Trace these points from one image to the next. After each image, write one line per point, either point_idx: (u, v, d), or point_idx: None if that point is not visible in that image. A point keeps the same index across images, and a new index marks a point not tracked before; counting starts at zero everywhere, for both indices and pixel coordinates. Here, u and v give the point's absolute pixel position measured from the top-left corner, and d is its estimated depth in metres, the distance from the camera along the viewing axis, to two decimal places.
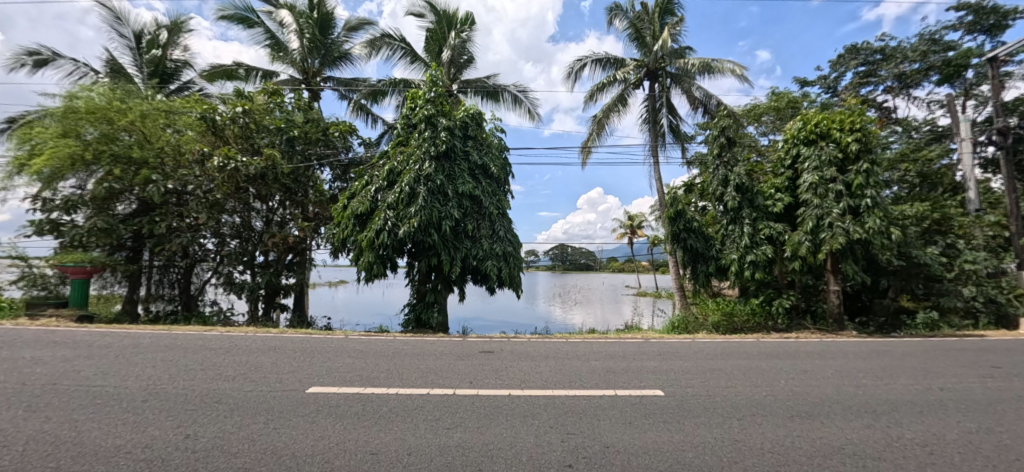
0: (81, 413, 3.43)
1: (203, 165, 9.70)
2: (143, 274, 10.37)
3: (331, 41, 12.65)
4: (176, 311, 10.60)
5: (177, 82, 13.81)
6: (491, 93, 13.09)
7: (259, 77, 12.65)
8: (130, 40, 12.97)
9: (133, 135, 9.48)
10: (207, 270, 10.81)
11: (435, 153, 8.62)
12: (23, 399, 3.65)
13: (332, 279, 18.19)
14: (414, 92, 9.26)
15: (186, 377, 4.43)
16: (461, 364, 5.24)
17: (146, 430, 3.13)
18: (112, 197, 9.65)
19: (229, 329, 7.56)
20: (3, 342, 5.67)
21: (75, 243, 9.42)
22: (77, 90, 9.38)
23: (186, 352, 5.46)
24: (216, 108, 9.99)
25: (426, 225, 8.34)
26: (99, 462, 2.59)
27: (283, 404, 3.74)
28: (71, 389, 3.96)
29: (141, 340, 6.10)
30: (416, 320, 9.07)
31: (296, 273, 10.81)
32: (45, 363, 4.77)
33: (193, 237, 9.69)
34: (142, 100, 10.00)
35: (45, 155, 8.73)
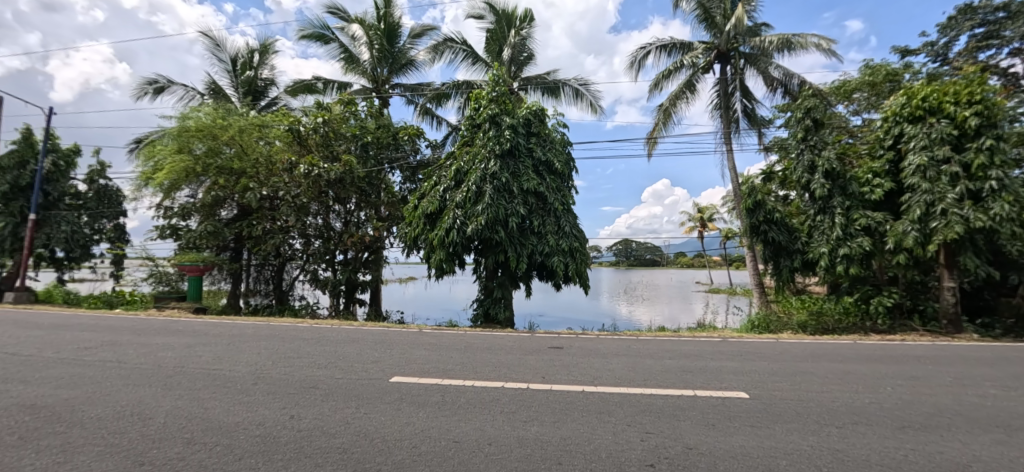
0: (205, 392, 3.94)
1: (291, 172, 10.63)
2: (243, 271, 11.63)
3: (397, 49, 13.28)
4: (272, 304, 11.74)
5: (266, 99, 15.24)
6: (552, 88, 13.08)
7: (335, 89, 13.54)
8: (228, 64, 14.55)
9: (233, 148, 10.68)
10: (296, 268, 11.87)
11: (500, 152, 8.76)
12: (160, 379, 4.28)
13: (404, 277, 19.07)
14: (478, 93, 9.47)
15: (286, 364, 4.93)
16: (530, 359, 5.30)
17: (257, 410, 3.53)
18: (217, 203, 10.89)
19: (318, 321, 8.32)
20: (142, 329, 6.66)
21: (190, 245, 10.79)
22: (188, 111, 10.72)
23: (284, 341, 6.06)
24: (300, 120, 10.94)
25: (493, 222, 8.49)
26: (224, 436, 2.97)
27: (371, 391, 4.03)
28: (196, 371, 4.56)
29: (246, 330, 6.90)
30: (485, 316, 9.27)
31: (371, 270, 11.57)
32: (174, 347, 5.54)
33: (284, 237, 10.69)
34: (239, 116, 11.17)
35: (166, 170, 10.10)
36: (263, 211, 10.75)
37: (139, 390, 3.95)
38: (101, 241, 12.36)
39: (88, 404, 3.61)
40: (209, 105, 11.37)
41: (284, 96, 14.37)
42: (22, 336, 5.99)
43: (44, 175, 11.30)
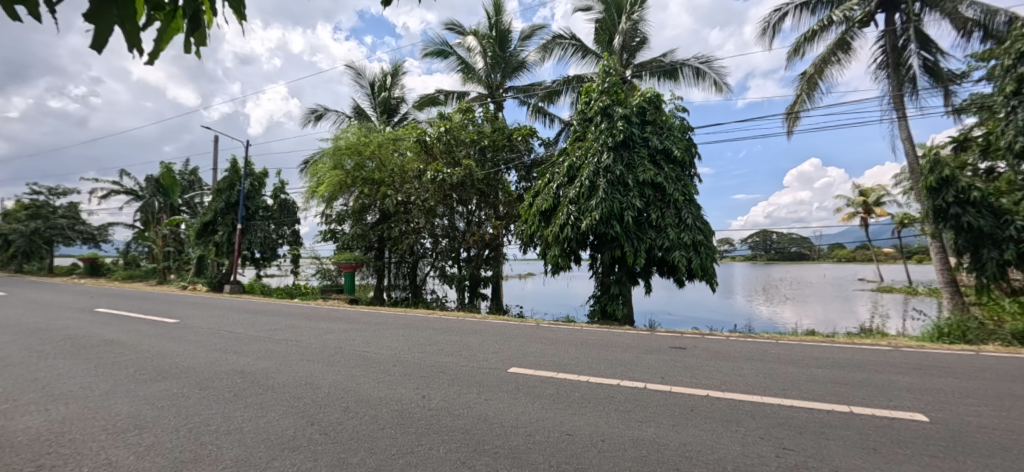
0: (359, 370, 4.70)
1: (420, 179, 11.88)
2: (386, 268, 13.39)
3: (508, 54, 13.85)
4: (409, 297, 13.25)
5: (398, 115, 17.24)
6: (669, 71, 12.27)
7: (455, 99, 14.67)
8: (369, 88, 16.83)
9: (374, 162, 12.37)
10: (427, 266, 13.18)
11: (613, 144, 8.54)
12: (327, 356, 5.23)
13: (523, 273, 19.72)
14: (588, 86, 9.36)
15: (420, 350, 5.57)
16: (649, 358, 5.06)
17: (398, 389, 4.09)
18: (364, 210, 12.70)
19: (446, 313, 9.18)
20: (314, 316, 8.17)
21: (346, 246, 12.84)
22: (339, 133, 12.73)
23: (418, 330, 6.84)
24: (427, 131, 12.15)
25: (607, 217, 8.32)
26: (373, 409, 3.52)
27: (492, 379, 4.34)
28: (352, 351, 5.46)
29: (388, 318, 7.96)
30: (602, 312, 9.13)
31: (492, 267, 12.37)
32: (336, 331, 6.68)
33: (416, 237, 11.98)
34: (378, 133, 12.91)
35: (326, 183, 12.25)
36: (399, 215, 12.18)
37: (314, 365, 4.89)
38: (284, 243, 15.40)
39: (280, 373, 4.62)
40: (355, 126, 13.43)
41: (413, 111, 16.07)
42: (237, 318, 7.84)
43: (246, 193, 14.54)
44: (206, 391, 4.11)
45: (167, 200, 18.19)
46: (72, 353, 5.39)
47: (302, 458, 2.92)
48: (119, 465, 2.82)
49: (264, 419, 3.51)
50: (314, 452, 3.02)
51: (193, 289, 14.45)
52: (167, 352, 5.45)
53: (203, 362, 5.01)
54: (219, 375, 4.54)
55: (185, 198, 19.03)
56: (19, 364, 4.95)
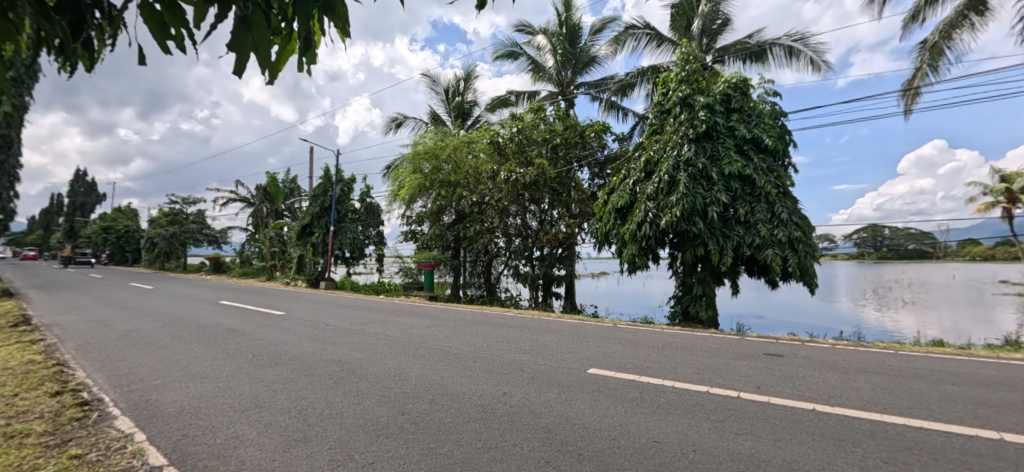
0: (442, 364, 4.92)
1: (494, 180, 12.14)
2: (462, 266, 13.92)
3: (579, 50, 13.65)
4: (484, 295, 13.62)
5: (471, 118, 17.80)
6: (756, 52, 11.27)
7: (525, 99, 14.79)
8: (443, 94, 17.57)
9: (450, 164, 12.89)
10: (501, 265, 13.42)
11: (694, 136, 8.04)
12: (413, 350, 5.55)
13: (596, 272, 19.30)
14: (666, 76, 8.91)
15: (498, 347, 5.70)
16: (740, 365, 4.68)
17: (479, 385, 4.21)
18: (441, 211, 13.31)
19: (521, 311, 9.30)
20: (399, 311, 8.72)
21: (426, 246, 13.56)
22: (418, 139, 13.46)
23: (495, 328, 7.00)
24: (499, 132, 12.38)
25: (689, 214, 7.85)
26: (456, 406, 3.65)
27: (570, 379, 4.30)
28: (435, 346, 5.74)
29: (466, 315, 8.25)
30: (683, 314, 8.65)
31: (566, 265, 12.32)
32: (420, 326, 7.07)
33: (491, 237, 12.26)
34: (453, 137, 13.45)
35: (407, 187, 13.01)
36: (474, 215, 12.53)
37: (401, 357, 5.22)
38: (370, 244, 16.63)
39: (372, 363, 4.98)
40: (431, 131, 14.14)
41: (485, 113, 16.49)
42: (334, 312, 8.62)
43: (337, 198, 15.94)
44: (310, 377, 4.56)
45: (273, 206, 20.52)
46: (207, 339, 6.30)
47: (395, 445, 3.12)
48: (245, 439, 3.22)
49: (359, 405, 3.82)
50: (406, 439, 3.21)
51: (296, 285, 16.17)
52: (279, 340, 6.16)
53: (308, 350, 5.58)
54: (321, 364, 5.01)
55: (287, 204, 21.33)
56: (167, 347, 5.89)
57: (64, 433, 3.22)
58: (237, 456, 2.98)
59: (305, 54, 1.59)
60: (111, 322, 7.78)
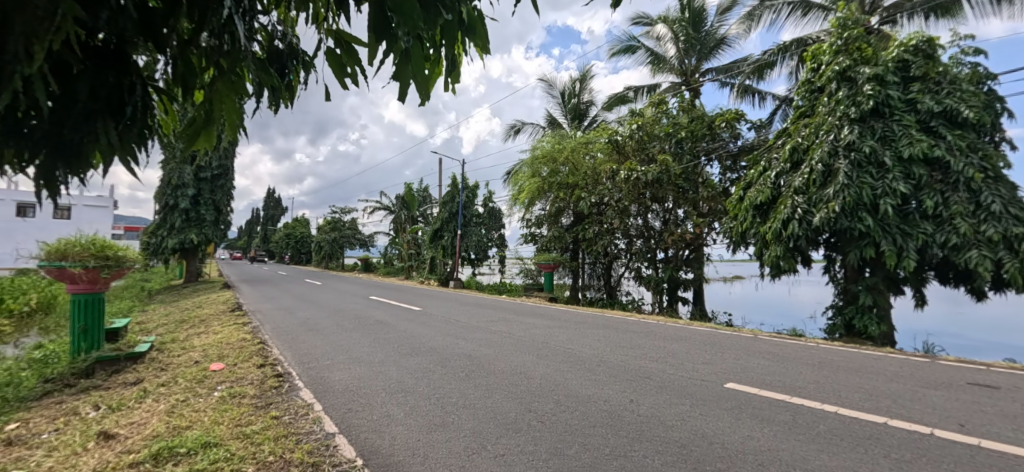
0: (565, 366, 4.99)
1: (614, 179, 11.83)
2: (581, 268, 13.93)
3: (705, 33, 12.56)
4: (604, 297, 13.40)
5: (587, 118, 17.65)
6: (945, 4, 8.98)
7: (644, 93, 14.12)
8: (559, 97, 17.79)
9: (568, 166, 13.03)
10: (621, 267, 13.03)
11: (859, 115, 6.73)
12: (537, 349, 5.73)
13: (730, 276, 17.44)
14: (817, 49, 7.67)
15: (622, 352, 5.57)
16: (935, 394, 3.76)
17: (604, 391, 4.18)
18: (560, 213, 13.49)
19: (645, 316, 8.92)
20: (522, 311, 9.10)
21: (545, 247, 13.90)
22: (537, 143, 13.89)
23: (619, 332, 6.83)
24: (618, 130, 12.04)
25: (853, 208, 6.60)
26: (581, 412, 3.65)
27: (704, 393, 3.99)
28: (558, 347, 5.84)
29: (588, 317, 8.23)
30: (846, 327, 7.30)
31: (694, 268, 11.44)
32: (543, 326, 7.26)
33: (611, 238, 11.96)
34: (570, 139, 13.55)
35: (526, 190, 13.52)
36: (593, 216, 12.39)
37: (526, 356, 5.43)
38: (493, 246, 17.67)
39: (500, 360, 5.29)
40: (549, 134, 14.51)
41: (602, 112, 16.22)
42: (465, 309, 9.39)
43: (464, 203, 17.29)
44: (446, 368, 5.03)
45: (411, 213, 23.15)
46: (366, 328, 7.42)
47: (524, 440, 3.26)
48: (395, 418, 3.70)
49: (490, 398, 4.09)
50: (533, 437, 3.32)
51: (430, 284, 18.02)
52: (421, 333, 6.95)
53: (444, 343, 6.18)
54: (455, 356, 5.51)
55: (422, 211, 23.85)
56: (337, 333, 7.11)
57: (267, 396, 4.07)
58: (390, 432, 3.44)
59: (451, 76, 1.79)
60: (300, 310, 9.68)
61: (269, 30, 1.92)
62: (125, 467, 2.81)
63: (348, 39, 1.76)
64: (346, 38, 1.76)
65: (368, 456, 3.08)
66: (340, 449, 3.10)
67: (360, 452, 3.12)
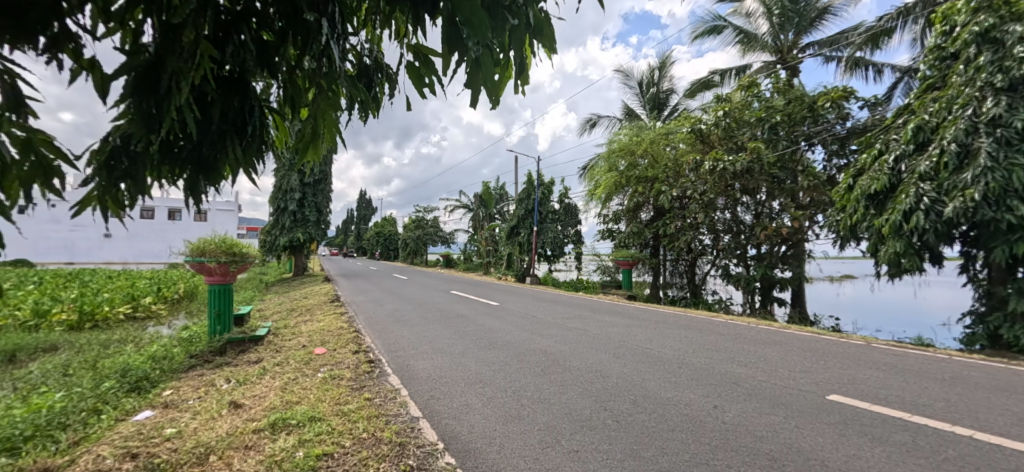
0: (643, 366, 4.83)
1: (697, 171, 11.08)
2: (661, 266, 13.35)
3: (804, 3, 11.22)
4: (687, 296, 12.67)
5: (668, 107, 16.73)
6: None
7: (732, 76, 13.03)
8: (637, 88, 17.10)
9: (647, 159, 12.55)
10: (707, 264, 12.23)
11: (1008, 83, 5.57)
12: (613, 348, 5.62)
13: (839, 275, 15.43)
14: (950, 8, 6.50)
15: (706, 355, 5.24)
16: None
17: (684, 395, 3.99)
18: (638, 208, 13.00)
19: (734, 318, 8.29)
20: (600, 308, 8.96)
21: (623, 244, 13.51)
22: (614, 137, 13.56)
23: (703, 333, 6.43)
24: (702, 119, 11.27)
25: (1000, 195, 5.51)
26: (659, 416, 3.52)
27: (801, 404, 3.63)
28: (635, 346, 5.67)
29: (669, 317, 7.85)
30: (991, 338, 6.12)
31: (792, 266, 10.34)
32: (620, 325, 7.08)
33: (695, 234, 11.23)
34: (649, 131, 13.01)
35: (603, 186, 13.28)
36: (675, 211, 11.77)
37: (601, 354, 5.35)
38: (569, 242, 17.58)
39: (575, 357, 5.27)
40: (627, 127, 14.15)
41: (684, 100, 15.28)
42: (541, 305, 9.49)
43: (540, 200, 17.40)
44: (522, 363, 5.13)
45: (488, 211, 23.85)
46: (447, 321, 7.85)
47: (599, 438, 3.22)
48: (473, 407, 3.88)
49: (564, 394, 4.11)
50: (608, 436, 3.28)
51: (508, 280, 18.45)
52: (498, 327, 7.18)
53: (520, 338, 6.32)
54: (531, 351, 5.60)
55: (499, 209, 24.42)
56: (422, 324, 7.61)
57: (360, 380, 4.49)
58: (469, 420, 3.62)
59: (520, 77, 1.83)
60: (390, 303, 10.52)
61: (358, 49, 2.13)
62: (250, 432, 3.30)
63: (425, 51, 1.87)
64: (423, 51, 1.87)
65: (448, 440, 3.27)
66: (423, 432, 3.32)
67: (441, 436, 3.32)
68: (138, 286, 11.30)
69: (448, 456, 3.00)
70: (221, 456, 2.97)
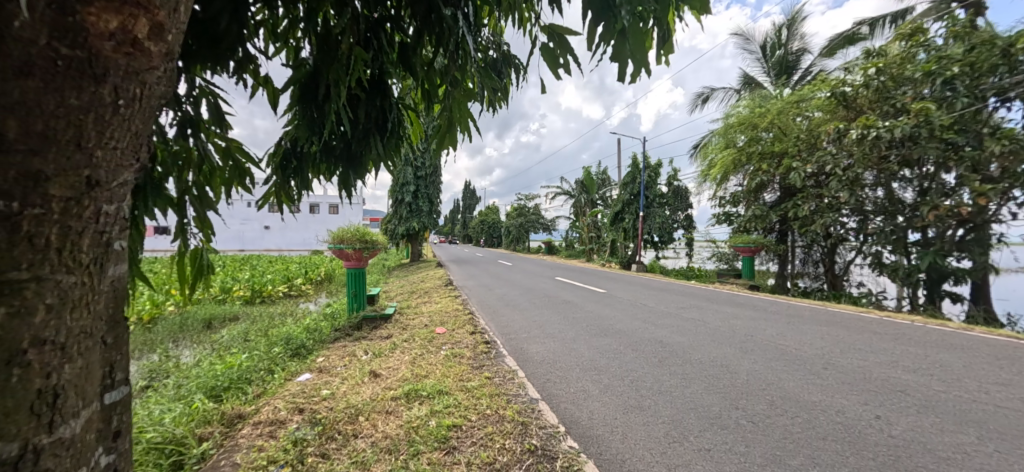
0: (778, 364, 4.33)
1: (840, 141, 9.45)
2: (791, 253, 11.89)
3: None
4: (824, 289, 11.09)
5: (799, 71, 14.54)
6: None
7: (887, 24, 10.79)
8: (759, 52, 15.21)
9: (772, 131, 11.22)
10: (851, 250, 10.50)
11: None
12: (739, 342, 5.13)
13: None
14: None
15: (858, 356, 4.50)
16: None
17: (836, 399, 3.49)
18: (761, 188, 11.66)
19: (892, 314, 7.00)
20: (720, 298, 8.26)
21: (743, 228, 12.27)
22: (732, 110, 12.56)
23: (852, 331, 5.54)
24: (846, 80, 9.62)
25: None
26: (807, 424, 3.10)
27: (1004, 426, 2.91)
28: (766, 342, 5.09)
29: (806, 311, 6.92)
30: None
31: (972, 255, 8.27)
32: (744, 317, 6.44)
33: (835, 217, 9.66)
34: (776, 100, 11.60)
35: (718, 165, 12.29)
36: (809, 190, 10.28)
37: (726, 348, 4.91)
38: (679, 227, 16.56)
39: (696, 349, 4.91)
40: (747, 98, 12.70)
41: (820, 60, 13.16)
42: (651, 294, 9.07)
43: (646, 184, 16.56)
44: (637, 352, 4.94)
45: (589, 196, 23.46)
46: (554, 307, 7.93)
47: (733, 439, 2.95)
48: (591, 394, 3.83)
49: (688, 388, 3.85)
50: (744, 436, 2.99)
51: (611, 267, 18.04)
52: (607, 314, 7.03)
53: (632, 327, 6.11)
54: (645, 341, 5.37)
55: (600, 194, 23.85)
56: (531, 309, 7.80)
57: (479, 359, 4.74)
58: (588, 406, 3.58)
59: (664, 47, 1.68)
60: (499, 287, 10.99)
61: (487, 42, 2.17)
62: (389, 399, 3.68)
63: (560, 31, 1.80)
64: (559, 31, 1.80)
65: (569, 425, 3.27)
66: (544, 414, 3.38)
67: (561, 420, 3.34)
68: (292, 269, 13.44)
69: (571, 441, 3.00)
70: (367, 418, 3.36)
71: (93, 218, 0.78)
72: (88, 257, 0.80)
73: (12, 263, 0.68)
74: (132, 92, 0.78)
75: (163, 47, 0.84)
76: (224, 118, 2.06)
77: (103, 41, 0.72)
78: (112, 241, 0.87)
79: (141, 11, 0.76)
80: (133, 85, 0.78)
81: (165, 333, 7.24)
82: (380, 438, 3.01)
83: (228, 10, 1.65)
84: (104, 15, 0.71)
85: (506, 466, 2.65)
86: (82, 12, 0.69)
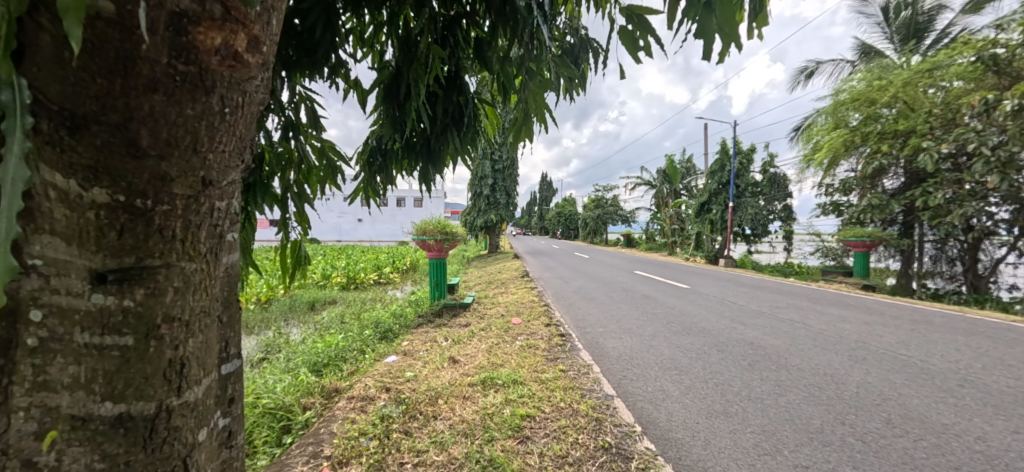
0: (897, 376, 3.74)
1: (990, 115, 7.82)
2: (915, 249, 10.12)
3: None
4: (962, 291, 9.29)
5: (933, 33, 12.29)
6: None
7: None
8: (879, 16, 13.09)
9: (896, 107, 9.57)
10: (1001, 246, 8.72)
11: None
12: (846, 349, 4.51)
13: None
14: None
15: (1009, 374, 3.72)
16: None
17: (975, 423, 2.93)
18: (880, 173, 10.11)
19: None
20: (823, 299, 7.34)
21: (856, 220, 10.70)
22: (843, 85, 10.94)
23: (1000, 343, 4.59)
24: (1000, 39, 7.89)
25: None
26: (935, 450, 2.64)
27: None
28: (882, 350, 4.41)
29: (938, 317, 5.88)
30: None
31: None
32: (855, 321, 5.64)
33: (981, 206, 8.00)
34: (900, 70, 9.91)
35: (825, 148, 10.84)
36: (945, 175, 8.66)
37: (831, 355, 4.34)
38: (775, 219, 15.02)
39: (794, 354, 4.41)
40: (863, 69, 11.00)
41: (962, 18, 10.97)
42: (740, 291, 8.35)
43: (736, 172, 15.19)
44: (722, 354, 4.57)
45: (672, 187, 22.20)
46: (630, 301, 7.65)
47: (837, 458, 2.61)
48: (670, 395, 3.63)
49: (783, 397, 3.48)
50: (850, 456, 2.63)
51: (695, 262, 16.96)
52: (689, 311, 6.61)
53: (717, 326, 5.67)
54: (732, 342, 4.96)
55: (683, 184, 22.44)
56: (606, 303, 7.61)
57: (552, 352, 4.74)
58: (667, 408, 3.40)
59: (756, 18, 1.50)
60: (574, 280, 10.88)
61: (563, 29, 2.12)
62: (467, 385, 3.83)
63: (638, 11, 1.69)
64: (637, 11, 1.69)
65: (646, 425, 3.14)
66: (619, 412, 3.28)
67: (637, 420, 3.21)
68: (381, 259, 14.57)
69: (648, 441, 2.87)
70: (446, 401, 3.53)
71: (207, 214, 0.91)
72: (204, 249, 0.92)
73: (148, 251, 0.81)
74: (236, 100, 0.89)
75: (260, 58, 0.92)
76: (320, 121, 2.25)
77: (211, 56, 0.80)
78: (225, 234, 1.00)
79: (242, 27, 0.83)
80: (236, 94, 0.88)
81: (278, 313, 8.29)
82: (457, 422, 3.15)
83: (321, 23, 1.80)
84: (210, 33, 0.78)
85: (578, 461, 2.62)
86: (192, 32, 0.76)
